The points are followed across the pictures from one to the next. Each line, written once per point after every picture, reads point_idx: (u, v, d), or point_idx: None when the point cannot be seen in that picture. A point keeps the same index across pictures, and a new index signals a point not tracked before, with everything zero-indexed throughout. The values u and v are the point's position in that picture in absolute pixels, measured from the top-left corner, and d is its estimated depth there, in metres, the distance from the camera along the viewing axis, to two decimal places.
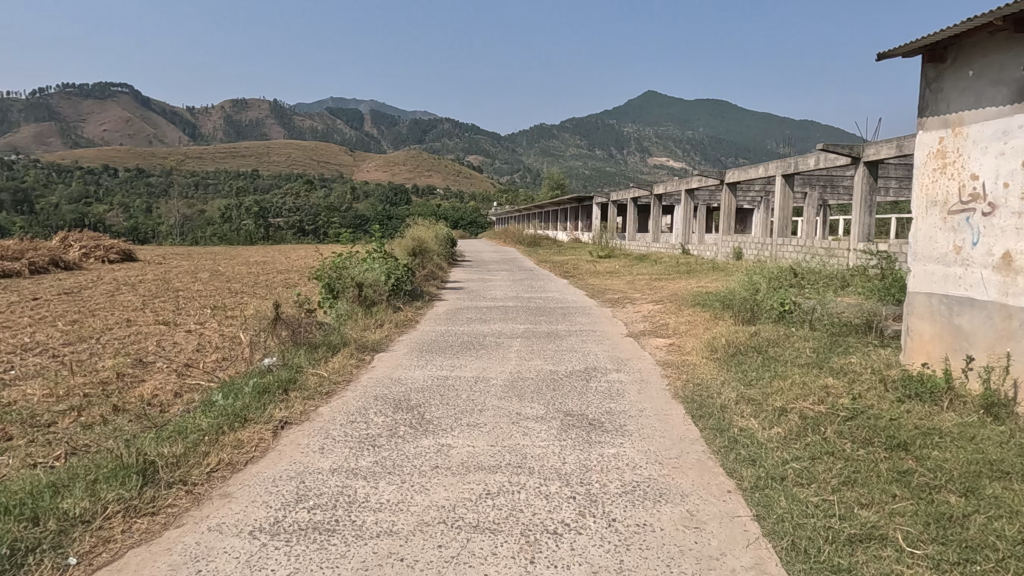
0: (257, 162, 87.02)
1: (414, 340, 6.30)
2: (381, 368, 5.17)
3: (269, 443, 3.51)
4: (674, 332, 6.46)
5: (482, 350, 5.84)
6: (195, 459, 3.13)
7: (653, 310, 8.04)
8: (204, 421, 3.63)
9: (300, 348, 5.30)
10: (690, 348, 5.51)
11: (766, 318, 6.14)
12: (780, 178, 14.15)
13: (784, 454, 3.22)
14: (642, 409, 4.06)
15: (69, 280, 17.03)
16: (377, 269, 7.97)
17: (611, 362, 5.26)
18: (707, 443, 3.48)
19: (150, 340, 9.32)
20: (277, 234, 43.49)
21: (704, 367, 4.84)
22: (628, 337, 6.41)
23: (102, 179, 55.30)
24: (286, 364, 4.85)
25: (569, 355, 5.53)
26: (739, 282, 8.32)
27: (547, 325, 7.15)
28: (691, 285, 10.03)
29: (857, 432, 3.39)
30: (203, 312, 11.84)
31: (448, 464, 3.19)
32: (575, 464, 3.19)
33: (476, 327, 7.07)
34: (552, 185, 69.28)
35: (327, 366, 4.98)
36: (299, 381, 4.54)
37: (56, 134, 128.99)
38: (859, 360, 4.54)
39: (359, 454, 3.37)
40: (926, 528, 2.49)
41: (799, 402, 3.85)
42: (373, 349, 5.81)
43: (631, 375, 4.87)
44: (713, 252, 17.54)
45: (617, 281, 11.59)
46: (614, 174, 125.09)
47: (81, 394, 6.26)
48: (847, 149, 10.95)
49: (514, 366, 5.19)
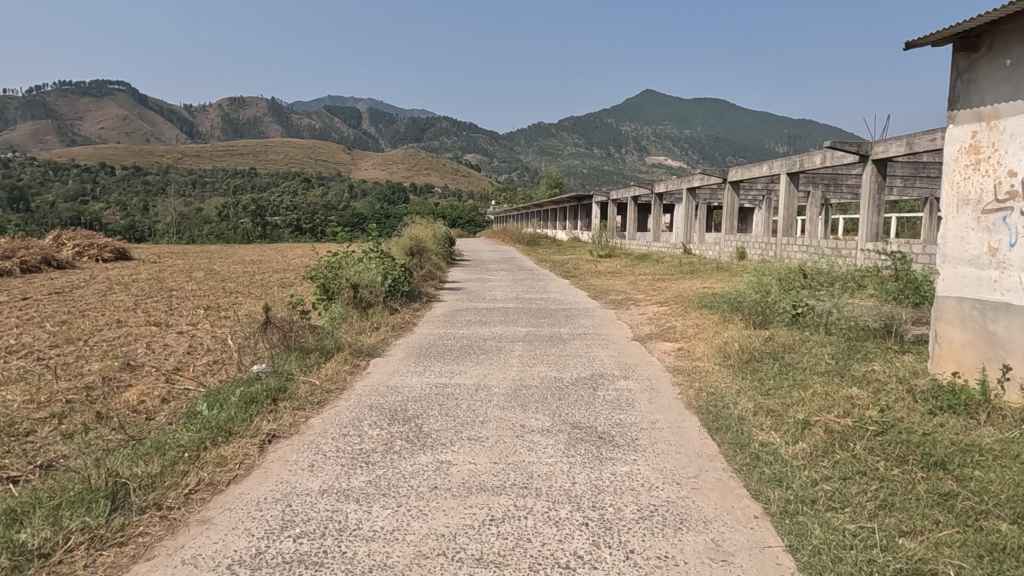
0: (255, 160, 86.60)
1: (412, 344, 6.03)
2: (377, 375, 4.92)
3: (255, 460, 3.25)
4: (681, 336, 6.21)
5: (482, 355, 5.58)
6: (172, 480, 2.88)
7: (658, 312, 7.79)
8: (185, 435, 3.38)
9: (292, 353, 5.05)
10: (701, 353, 5.26)
11: (778, 322, 5.89)
12: (785, 176, 13.91)
13: (811, 474, 2.97)
14: (654, 420, 3.81)
15: (62, 279, 16.73)
16: (374, 269, 7.73)
17: (617, 369, 5.01)
18: (727, 460, 3.23)
19: (140, 342, 9.06)
20: (274, 232, 43.17)
21: (716, 373, 4.60)
22: (635, 341, 6.16)
23: (98, 176, 54.85)
24: (276, 371, 4.59)
25: (573, 361, 5.28)
26: (747, 283, 8.06)
27: (549, 328, 6.89)
28: (696, 285, 9.76)
29: (890, 448, 3.14)
30: (196, 313, 11.59)
31: (448, 485, 2.93)
32: (586, 485, 2.94)
33: (476, 330, 6.81)
34: (550, 183, 68.94)
35: (320, 373, 4.72)
36: (289, 390, 4.27)
37: (55, 131, 128.85)
38: (882, 368, 4.29)
39: (352, 473, 3.10)
40: (979, 563, 2.24)
41: (822, 414, 3.61)
42: (369, 354, 5.55)
43: (639, 382, 4.62)
44: (715, 252, 17.30)
45: (620, 281, 11.34)
46: (612, 173, 124.81)
47: (65, 400, 6.02)
48: (856, 147, 10.70)
49: (516, 373, 4.94)
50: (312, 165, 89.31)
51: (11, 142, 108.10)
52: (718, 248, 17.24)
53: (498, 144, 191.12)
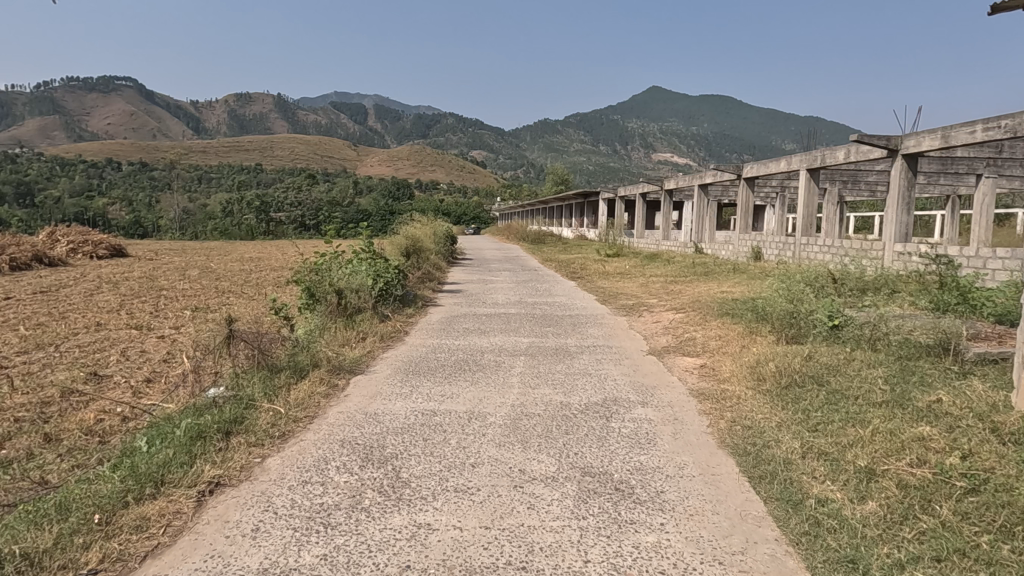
0: (260, 156, 86.03)
1: (399, 359, 5.37)
2: (356, 399, 4.24)
3: (188, 521, 2.60)
4: (703, 350, 5.52)
5: (477, 373, 4.91)
6: (64, 559, 2.23)
7: (674, 320, 7.13)
8: (104, 488, 2.73)
9: (260, 371, 4.40)
10: (729, 373, 4.59)
11: (813, 335, 5.18)
12: (804, 172, 13.15)
13: (894, 552, 2.28)
14: (682, 465, 3.14)
15: (50, 277, 16.17)
16: (363, 272, 7.11)
17: (633, 392, 4.34)
18: (780, 526, 2.57)
19: (116, 348, 8.42)
20: (279, 228, 42.55)
21: (751, 401, 3.93)
22: (651, 355, 5.48)
23: (104, 172, 54.45)
24: (235, 396, 3.91)
25: (581, 382, 4.59)
26: (773, 287, 7.36)
27: (555, 339, 6.22)
28: (714, 289, 9.08)
29: (988, 514, 2.45)
30: (183, 315, 10.95)
31: (426, 566, 2.27)
32: (601, 566, 2.27)
33: (472, 341, 6.12)
34: (556, 180, 68.12)
35: (288, 398, 4.06)
36: (247, 421, 3.61)
37: (63, 126, 128.97)
38: (952, 397, 3.60)
39: (304, 543, 2.44)
40: None
41: (891, 461, 2.93)
42: (350, 371, 4.90)
43: (660, 411, 3.95)
44: (729, 251, 16.55)
45: (630, 283, 10.66)
46: (619, 169, 123.70)
47: (14, 421, 5.37)
48: (885, 140, 9.95)
49: (515, 397, 4.25)
50: (317, 161, 88.77)
51: (19, 137, 107.73)
52: (731, 248, 16.51)
53: (504, 141, 190.21)
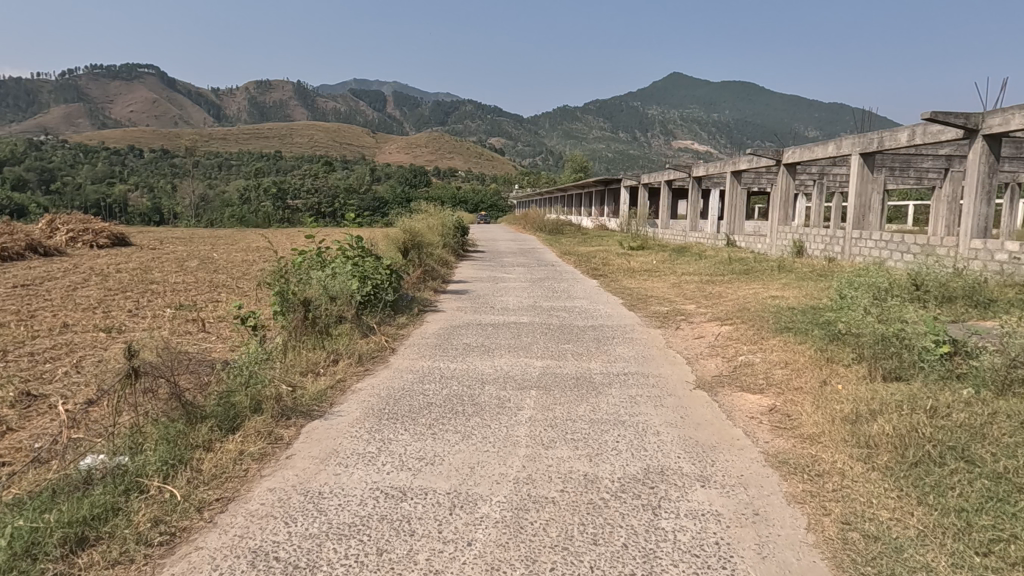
0: (280, 143, 85.37)
1: (374, 394, 4.16)
2: (301, 465, 3.05)
3: None
4: (768, 385, 4.24)
5: (473, 419, 3.67)
6: None
7: (721, 333, 5.88)
8: None
9: (172, 423, 3.22)
10: (816, 429, 3.33)
11: (919, 369, 3.90)
12: (857, 157, 11.62)
13: None
14: None
15: (39, 269, 15.16)
16: (344, 275, 5.92)
17: (688, 462, 3.07)
18: None
19: (70, 357, 7.32)
20: (295, 216, 41.57)
21: (865, 485, 2.67)
22: (700, 391, 4.21)
23: (127, 159, 54.21)
24: (119, 468, 2.74)
25: (612, 439, 3.36)
26: (838, 292, 6.04)
27: (574, 363, 4.96)
28: (760, 292, 7.84)
29: None
30: (161, 314, 9.83)
31: None
32: None
33: (472, 365, 4.90)
34: (575, 167, 66.96)
35: (200, 467, 2.90)
36: (113, 518, 2.42)
37: (88, 113, 129.82)
38: None
39: None
40: None
41: None
42: (306, 415, 3.73)
43: (730, 497, 2.71)
44: (766, 245, 15.18)
45: (660, 283, 9.44)
46: (639, 158, 121.79)
47: None
48: (963, 119, 8.55)
49: (522, 466, 3.02)
50: (336, 148, 88.28)
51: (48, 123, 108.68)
52: (768, 242, 15.15)
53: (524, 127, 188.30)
